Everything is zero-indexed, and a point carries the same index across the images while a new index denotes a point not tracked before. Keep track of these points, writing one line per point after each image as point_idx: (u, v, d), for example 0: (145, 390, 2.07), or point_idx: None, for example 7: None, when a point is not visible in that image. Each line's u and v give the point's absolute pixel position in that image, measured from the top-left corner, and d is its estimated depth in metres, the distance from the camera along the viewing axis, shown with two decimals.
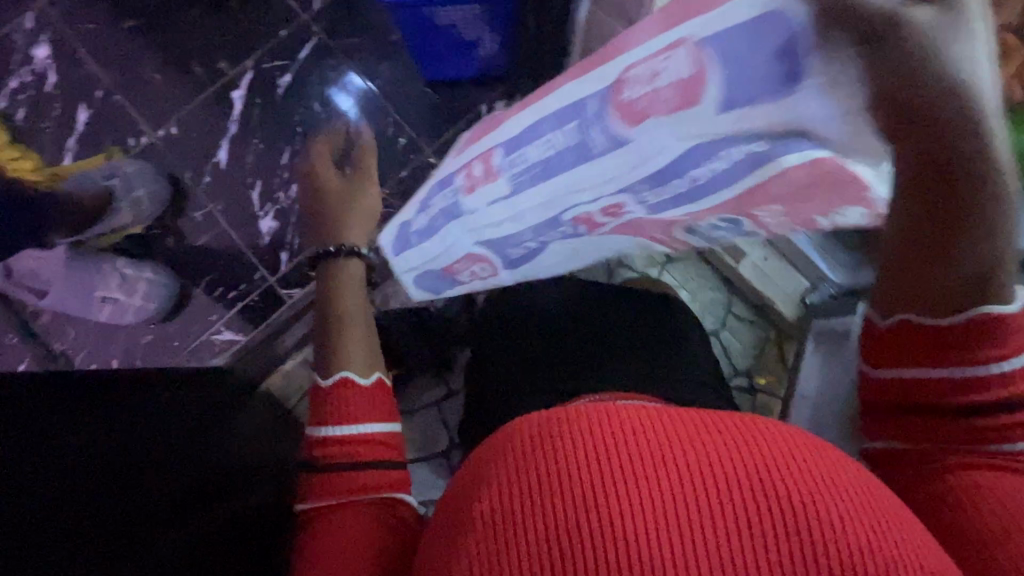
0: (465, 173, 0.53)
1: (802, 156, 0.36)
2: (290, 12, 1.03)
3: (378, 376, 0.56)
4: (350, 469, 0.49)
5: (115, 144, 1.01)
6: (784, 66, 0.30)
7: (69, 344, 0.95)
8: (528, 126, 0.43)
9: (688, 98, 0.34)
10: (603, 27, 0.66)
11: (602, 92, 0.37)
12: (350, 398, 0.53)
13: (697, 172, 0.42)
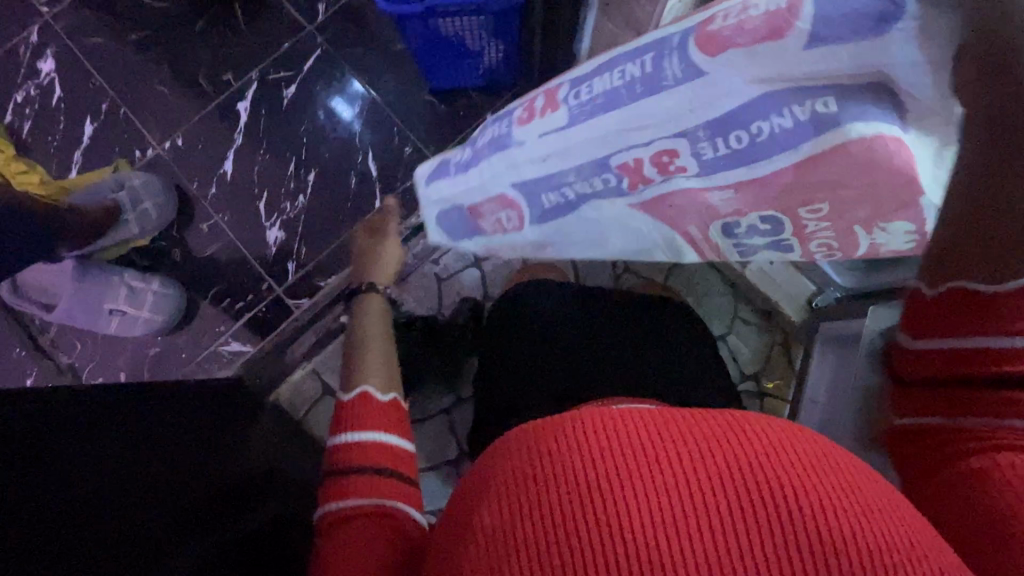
0: (527, 107, 0.53)
1: (870, 125, 0.36)
2: (295, 23, 1.04)
3: (393, 397, 0.57)
4: (359, 471, 0.49)
5: (121, 156, 1.01)
6: (880, 2, 0.32)
7: (77, 357, 0.95)
8: (608, 62, 0.46)
9: (775, 29, 0.36)
10: (611, 36, 0.67)
11: (692, 26, 0.40)
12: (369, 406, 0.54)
13: (757, 128, 0.41)
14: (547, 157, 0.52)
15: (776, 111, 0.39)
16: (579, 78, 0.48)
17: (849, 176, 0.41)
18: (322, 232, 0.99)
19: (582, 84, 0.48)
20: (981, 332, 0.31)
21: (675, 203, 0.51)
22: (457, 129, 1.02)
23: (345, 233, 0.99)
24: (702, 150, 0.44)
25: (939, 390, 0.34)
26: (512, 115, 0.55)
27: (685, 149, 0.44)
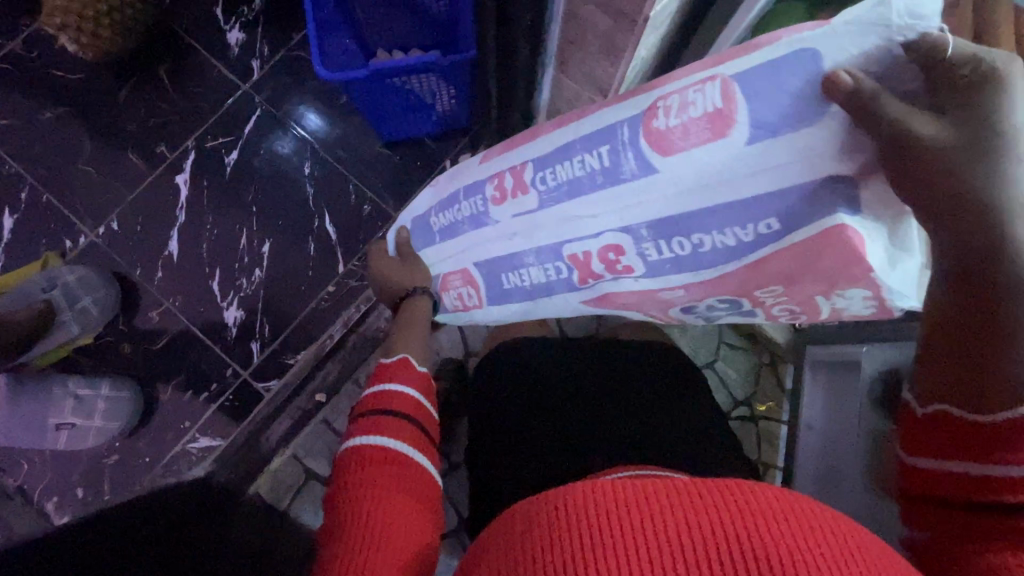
0: (496, 183, 0.50)
1: (812, 228, 0.35)
2: (229, 84, 0.97)
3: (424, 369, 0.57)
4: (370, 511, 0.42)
5: (51, 248, 0.92)
6: (812, 103, 0.32)
7: (26, 478, 0.86)
8: (563, 146, 0.44)
9: (716, 129, 0.35)
10: (572, 90, 0.64)
11: (636, 117, 0.39)
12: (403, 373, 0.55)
13: (699, 229, 0.40)
14: (513, 236, 0.50)
15: (719, 217, 0.39)
16: (543, 157, 0.46)
17: (803, 276, 0.38)
18: (285, 307, 0.93)
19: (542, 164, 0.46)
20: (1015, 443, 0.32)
21: (624, 294, 0.49)
22: (416, 178, 0.97)
23: (311, 303, 0.93)
24: (647, 251, 0.43)
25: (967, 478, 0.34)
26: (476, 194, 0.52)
27: (630, 246, 0.43)
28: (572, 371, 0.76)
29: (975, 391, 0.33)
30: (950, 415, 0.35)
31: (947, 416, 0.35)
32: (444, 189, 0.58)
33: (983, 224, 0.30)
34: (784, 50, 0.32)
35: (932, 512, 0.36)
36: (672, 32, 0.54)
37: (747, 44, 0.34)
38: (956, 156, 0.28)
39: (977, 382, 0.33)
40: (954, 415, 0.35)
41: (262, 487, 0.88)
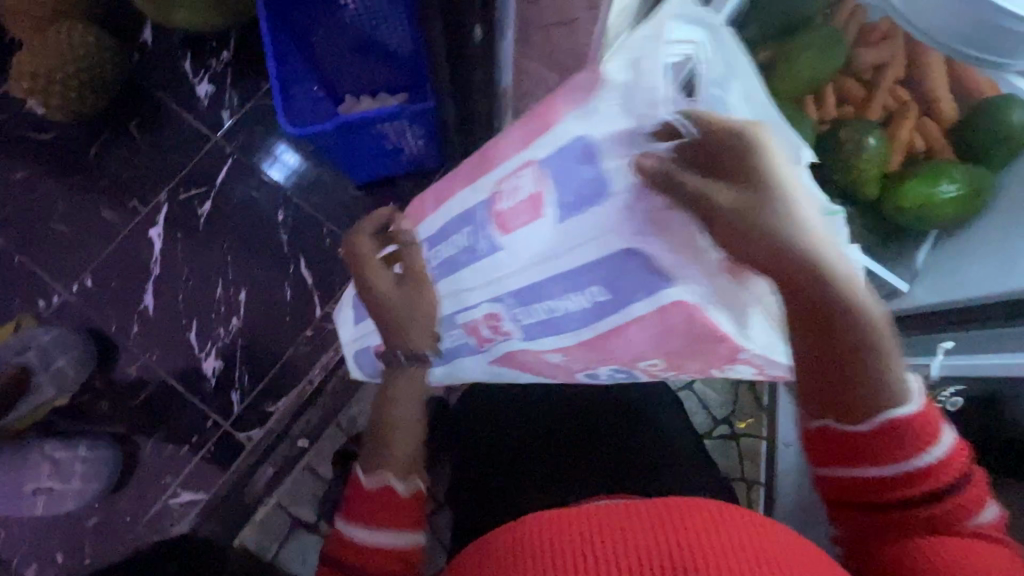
0: (399, 260, 0.53)
1: (650, 302, 0.35)
2: (200, 136, 0.99)
3: (415, 488, 0.48)
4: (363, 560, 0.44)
5: (25, 308, 0.92)
6: (597, 176, 0.34)
7: (3, 547, 0.84)
8: (439, 227, 0.46)
9: (535, 206, 0.37)
10: None
11: (486, 200, 0.41)
12: (393, 509, 0.46)
13: (556, 302, 0.40)
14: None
15: (572, 289, 0.38)
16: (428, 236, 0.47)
17: (667, 346, 0.38)
18: (264, 354, 0.93)
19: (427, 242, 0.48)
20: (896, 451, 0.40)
21: (527, 361, 0.48)
22: None
23: (290, 349, 0.93)
24: (519, 316, 0.43)
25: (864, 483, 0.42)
26: (390, 268, 0.56)
27: (506, 316, 0.44)
28: (549, 401, 0.74)
29: (841, 403, 0.40)
30: (833, 428, 0.41)
31: (830, 433, 0.42)
32: (369, 266, 0.61)
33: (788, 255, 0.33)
34: (568, 139, 0.35)
35: (848, 510, 0.44)
36: None
37: (551, 125, 0.36)
38: (751, 214, 0.32)
39: (847, 403, 0.40)
40: (835, 429, 0.41)
41: (247, 539, 0.87)
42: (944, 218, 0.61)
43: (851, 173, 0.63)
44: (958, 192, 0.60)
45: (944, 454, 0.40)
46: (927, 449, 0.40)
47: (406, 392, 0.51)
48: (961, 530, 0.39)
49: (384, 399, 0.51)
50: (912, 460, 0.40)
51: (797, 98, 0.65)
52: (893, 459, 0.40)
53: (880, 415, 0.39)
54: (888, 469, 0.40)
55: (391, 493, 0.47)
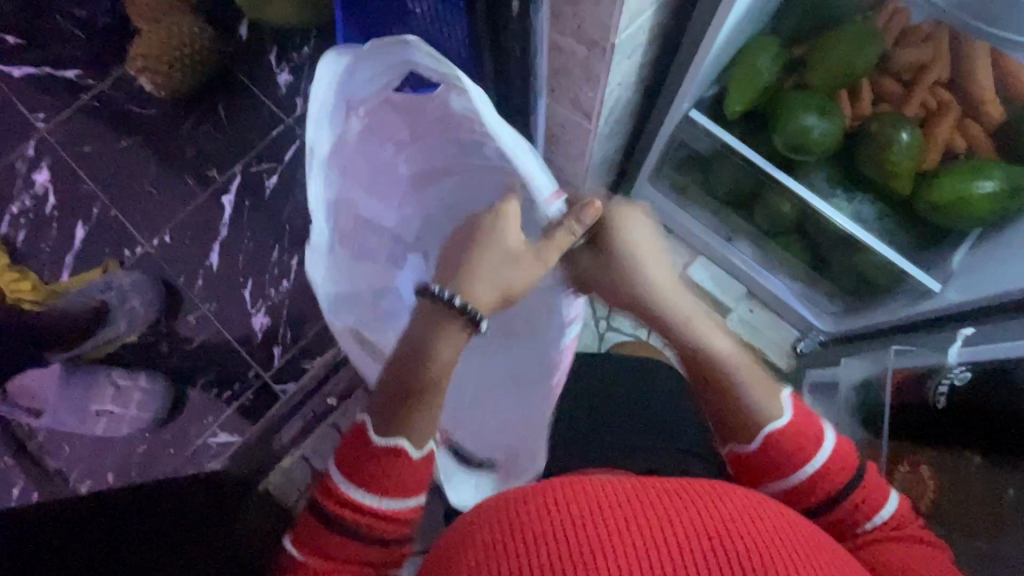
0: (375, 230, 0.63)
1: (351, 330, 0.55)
2: (275, 117, 1.11)
3: (432, 448, 0.46)
4: (378, 470, 0.43)
5: (112, 256, 1.04)
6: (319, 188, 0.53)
7: (65, 461, 0.95)
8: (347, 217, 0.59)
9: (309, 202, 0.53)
10: (563, 117, 0.70)
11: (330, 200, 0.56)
12: (409, 471, 0.44)
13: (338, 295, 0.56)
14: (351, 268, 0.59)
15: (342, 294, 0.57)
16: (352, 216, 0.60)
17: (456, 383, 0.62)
18: (308, 316, 1.00)
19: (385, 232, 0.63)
20: (804, 457, 0.44)
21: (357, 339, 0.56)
22: None
23: None
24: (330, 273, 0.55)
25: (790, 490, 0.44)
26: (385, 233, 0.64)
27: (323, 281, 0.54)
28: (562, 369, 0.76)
29: (727, 431, 0.46)
30: (735, 452, 0.46)
31: (733, 460, 0.47)
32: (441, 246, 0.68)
33: (637, 271, 0.50)
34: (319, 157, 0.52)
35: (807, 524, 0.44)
36: (631, 51, 0.59)
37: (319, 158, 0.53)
38: (604, 268, 0.51)
39: (727, 429, 0.46)
40: (738, 454, 0.46)
41: (271, 484, 0.93)
42: (981, 216, 0.60)
43: (880, 168, 0.63)
44: (995, 191, 0.58)
45: (829, 462, 0.44)
46: (818, 451, 0.44)
47: (446, 347, 0.46)
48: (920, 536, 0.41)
49: (422, 351, 0.46)
50: (803, 469, 0.44)
51: (831, 92, 0.65)
52: (789, 472, 0.44)
53: (760, 433, 0.45)
54: (795, 479, 0.44)
55: (401, 455, 0.44)
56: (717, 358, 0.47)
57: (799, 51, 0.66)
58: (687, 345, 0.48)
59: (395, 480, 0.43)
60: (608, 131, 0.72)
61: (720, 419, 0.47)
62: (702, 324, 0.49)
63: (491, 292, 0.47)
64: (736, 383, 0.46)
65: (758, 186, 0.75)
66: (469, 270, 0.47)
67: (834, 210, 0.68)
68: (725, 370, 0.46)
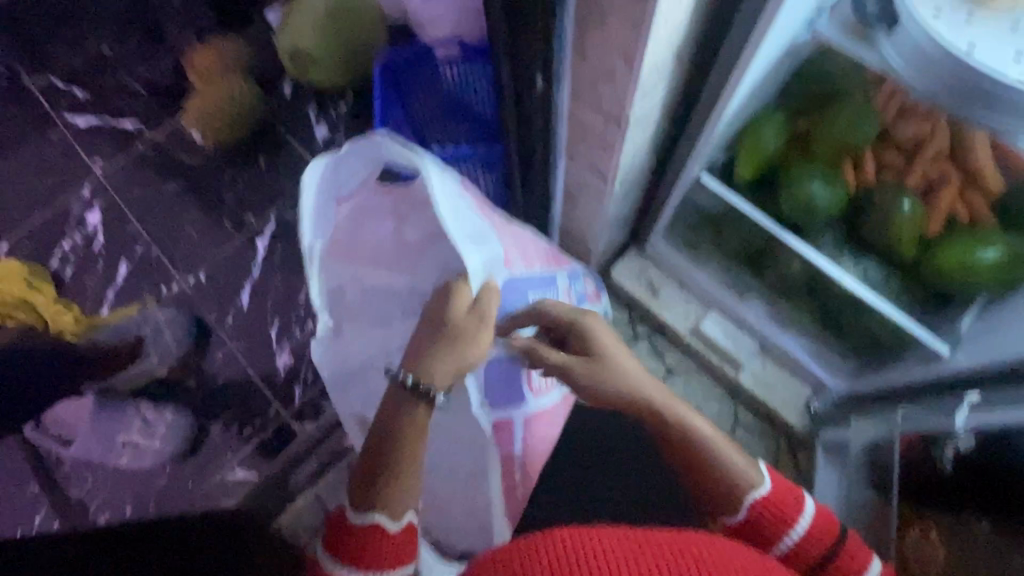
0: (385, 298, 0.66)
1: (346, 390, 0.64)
2: (310, 168, 1.19)
3: (410, 522, 0.48)
4: (360, 545, 0.46)
5: (150, 293, 1.10)
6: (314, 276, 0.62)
7: (86, 491, 0.97)
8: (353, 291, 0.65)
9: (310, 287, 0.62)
10: (580, 178, 0.74)
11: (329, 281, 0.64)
12: (388, 547, 0.47)
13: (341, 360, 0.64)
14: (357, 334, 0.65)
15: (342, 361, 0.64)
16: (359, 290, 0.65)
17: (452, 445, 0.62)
18: None
19: (398, 296, 0.65)
20: (794, 522, 0.48)
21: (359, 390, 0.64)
22: None
23: None
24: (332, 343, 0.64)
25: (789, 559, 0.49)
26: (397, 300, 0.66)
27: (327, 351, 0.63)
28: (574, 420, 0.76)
29: (714, 508, 0.51)
30: (728, 525, 0.50)
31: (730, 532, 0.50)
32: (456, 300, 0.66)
33: (616, 361, 0.52)
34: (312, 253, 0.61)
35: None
36: (646, 123, 0.64)
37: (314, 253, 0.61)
38: (591, 371, 0.52)
39: (719, 503, 0.50)
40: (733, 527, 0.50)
41: (284, 524, 0.93)
42: (985, 284, 0.61)
43: (886, 234, 0.66)
44: (1001, 257, 0.60)
45: (808, 529, 0.48)
46: (798, 523, 0.48)
47: (410, 427, 0.48)
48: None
49: (396, 429, 0.48)
50: (791, 535, 0.48)
51: (834, 164, 0.69)
52: (778, 539, 0.49)
53: (746, 503, 0.49)
54: (792, 539, 0.48)
55: (380, 531, 0.47)
56: (703, 431, 0.51)
57: (804, 123, 0.71)
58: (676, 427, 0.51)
59: (377, 550, 0.46)
60: (623, 192, 0.76)
61: (713, 495, 0.50)
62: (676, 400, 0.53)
63: (445, 365, 0.49)
64: (725, 453, 0.50)
65: (768, 246, 0.78)
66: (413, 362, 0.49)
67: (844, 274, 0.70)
68: (710, 441, 0.51)
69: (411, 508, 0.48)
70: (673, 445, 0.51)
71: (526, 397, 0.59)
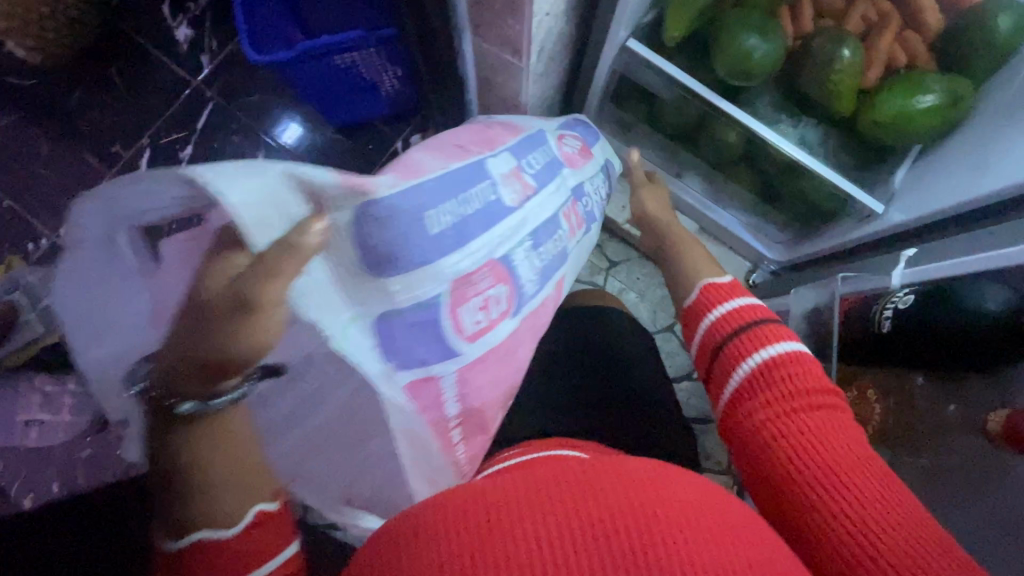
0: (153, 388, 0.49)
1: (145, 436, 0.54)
2: (179, 79, 0.99)
3: (254, 517, 0.42)
4: (202, 562, 0.41)
5: (15, 251, 0.94)
6: None
7: None
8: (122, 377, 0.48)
9: None
10: (491, 56, 0.63)
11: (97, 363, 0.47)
12: (233, 550, 0.41)
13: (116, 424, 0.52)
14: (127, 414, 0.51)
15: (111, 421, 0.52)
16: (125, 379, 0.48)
17: None
18: None
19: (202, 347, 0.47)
20: (737, 295, 0.54)
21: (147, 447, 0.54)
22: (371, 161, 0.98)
23: None
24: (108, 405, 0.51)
25: (714, 348, 0.51)
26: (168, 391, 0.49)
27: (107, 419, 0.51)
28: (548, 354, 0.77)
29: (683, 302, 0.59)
30: (688, 315, 0.57)
31: (688, 316, 0.57)
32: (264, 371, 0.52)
33: (660, 196, 0.75)
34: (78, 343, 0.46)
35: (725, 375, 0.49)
36: None
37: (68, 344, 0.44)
38: (650, 198, 0.75)
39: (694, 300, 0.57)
40: (696, 319, 0.55)
41: None
42: (923, 131, 0.58)
43: (823, 90, 0.60)
44: (937, 103, 0.56)
45: (768, 331, 0.49)
46: (730, 301, 0.54)
47: (193, 435, 0.40)
48: (820, 396, 0.43)
49: (173, 444, 0.40)
50: (719, 307, 0.54)
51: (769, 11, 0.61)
52: (712, 308, 0.54)
53: (703, 283, 0.58)
54: (718, 311, 0.53)
55: (213, 545, 0.41)
56: (693, 256, 0.66)
57: None
58: (679, 242, 0.70)
59: (222, 557, 0.41)
60: (543, 70, 0.66)
61: (700, 296, 0.57)
62: (690, 245, 0.69)
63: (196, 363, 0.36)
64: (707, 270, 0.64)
65: (703, 118, 0.72)
66: (160, 370, 0.37)
67: (783, 139, 0.65)
68: (697, 262, 0.65)
69: (250, 503, 0.42)
70: (669, 255, 0.69)
71: (457, 346, 0.48)
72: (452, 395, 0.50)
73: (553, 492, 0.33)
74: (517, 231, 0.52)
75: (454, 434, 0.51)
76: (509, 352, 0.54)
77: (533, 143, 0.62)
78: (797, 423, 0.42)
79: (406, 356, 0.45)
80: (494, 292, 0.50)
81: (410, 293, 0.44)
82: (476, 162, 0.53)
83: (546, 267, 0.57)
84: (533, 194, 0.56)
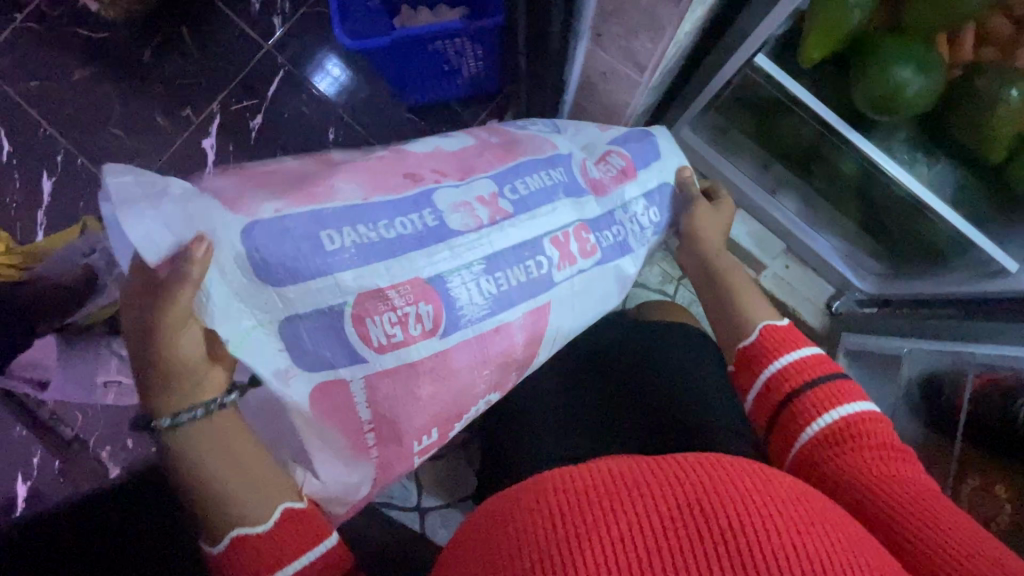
0: None
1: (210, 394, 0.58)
2: (251, 42, 0.95)
3: (283, 513, 0.43)
4: (247, 558, 0.42)
5: (88, 211, 0.92)
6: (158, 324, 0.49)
7: (80, 427, 0.88)
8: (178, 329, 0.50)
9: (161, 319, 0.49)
10: (604, 63, 0.58)
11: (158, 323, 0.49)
12: (274, 540, 0.42)
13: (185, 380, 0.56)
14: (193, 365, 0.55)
15: None
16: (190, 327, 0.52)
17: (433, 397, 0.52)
18: None
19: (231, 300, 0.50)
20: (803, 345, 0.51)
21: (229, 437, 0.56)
22: None
23: None
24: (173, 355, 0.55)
25: (779, 404, 0.49)
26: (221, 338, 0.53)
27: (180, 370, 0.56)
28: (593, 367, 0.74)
29: (739, 327, 0.56)
30: (743, 350, 0.54)
31: (749, 349, 0.54)
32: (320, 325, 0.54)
33: (716, 212, 0.64)
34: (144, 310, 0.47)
35: (789, 428, 0.47)
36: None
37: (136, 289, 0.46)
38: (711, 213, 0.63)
39: (745, 356, 0.54)
40: (753, 357, 0.53)
41: None
42: None
43: (973, 132, 0.54)
44: None
45: (839, 395, 0.47)
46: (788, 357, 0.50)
47: (203, 436, 0.44)
48: (893, 460, 0.42)
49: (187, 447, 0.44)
50: (781, 361, 0.50)
51: (924, 37, 0.55)
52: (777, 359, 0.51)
53: (758, 327, 0.54)
54: (782, 362, 0.50)
55: (247, 539, 0.42)
56: (746, 296, 0.58)
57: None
58: (722, 276, 0.61)
59: (267, 549, 0.42)
60: (656, 81, 0.61)
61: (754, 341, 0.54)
62: (741, 284, 0.60)
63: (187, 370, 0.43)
64: (748, 316, 0.56)
65: (817, 141, 0.67)
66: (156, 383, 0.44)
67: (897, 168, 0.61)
68: (744, 310, 0.57)
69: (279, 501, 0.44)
70: (710, 279, 0.61)
71: (362, 351, 0.48)
72: (364, 400, 0.48)
73: (655, 481, 0.32)
74: (450, 251, 0.51)
75: (366, 438, 0.49)
76: (438, 373, 0.51)
77: (533, 166, 0.58)
78: (884, 484, 0.40)
79: (310, 354, 0.46)
80: (408, 309, 0.49)
81: (310, 300, 0.46)
82: (421, 193, 0.53)
83: (504, 293, 0.53)
84: (502, 220, 0.54)
